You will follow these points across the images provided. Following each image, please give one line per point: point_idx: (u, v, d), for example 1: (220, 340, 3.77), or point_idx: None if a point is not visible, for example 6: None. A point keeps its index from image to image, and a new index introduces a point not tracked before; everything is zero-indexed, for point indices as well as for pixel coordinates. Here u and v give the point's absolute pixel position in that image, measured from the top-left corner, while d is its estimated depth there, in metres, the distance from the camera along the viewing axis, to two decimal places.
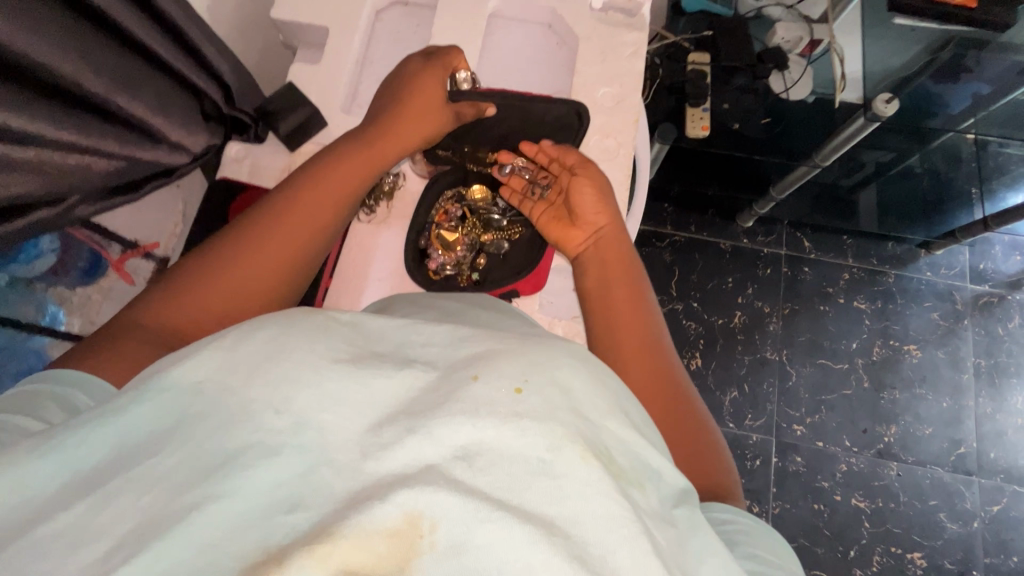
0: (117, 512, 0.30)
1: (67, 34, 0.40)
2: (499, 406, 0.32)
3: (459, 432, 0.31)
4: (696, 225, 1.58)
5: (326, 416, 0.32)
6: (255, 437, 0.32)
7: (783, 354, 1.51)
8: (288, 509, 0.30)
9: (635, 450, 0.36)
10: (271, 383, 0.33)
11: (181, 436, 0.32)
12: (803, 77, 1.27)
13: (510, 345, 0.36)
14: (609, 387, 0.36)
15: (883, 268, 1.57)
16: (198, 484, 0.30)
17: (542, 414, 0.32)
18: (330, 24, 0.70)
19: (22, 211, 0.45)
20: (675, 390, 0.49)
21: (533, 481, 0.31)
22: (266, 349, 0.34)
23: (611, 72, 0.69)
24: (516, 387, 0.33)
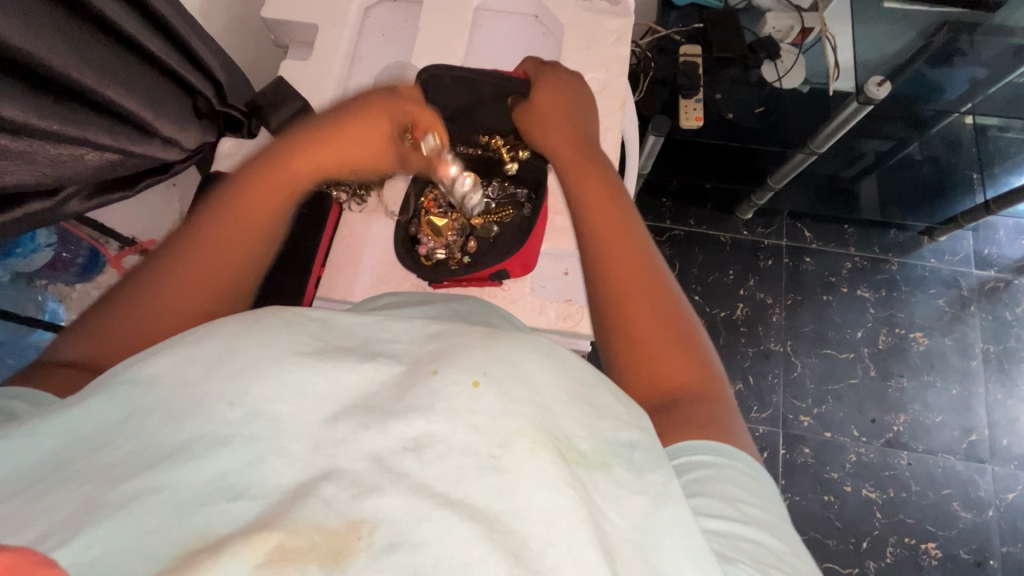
0: (52, 502, 0.27)
1: (55, 27, 0.42)
2: (452, 402, 0.30)
3: (411, 424, 0.30)
4: (696, 219, 1.58)
5: (282, 408, 0.30)
6: (205, 428, 0.29)
7: (788, 345, 1.50)
8: (231, 498, 0.28)
9: (602, 435, 0.33)
10: (228, 376, 0.31)
11: (131, 429, 0.30)
12: (796, 66, 1.26)
13: (471, 339, 0.34)
14: (571, 372, 0.34)
15: (886, 256, 1.56)
16: (137, 476, 0.28)
17: (498, 408, 0.30)
18: (320, 22, 0.72)
19: (18, 202, 0.46)
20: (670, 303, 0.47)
21: (479, 477, 0.29)
22: (231, 345, 0.32)
23: (597, 58, 0.70)
24: (473, 380, 0.31)
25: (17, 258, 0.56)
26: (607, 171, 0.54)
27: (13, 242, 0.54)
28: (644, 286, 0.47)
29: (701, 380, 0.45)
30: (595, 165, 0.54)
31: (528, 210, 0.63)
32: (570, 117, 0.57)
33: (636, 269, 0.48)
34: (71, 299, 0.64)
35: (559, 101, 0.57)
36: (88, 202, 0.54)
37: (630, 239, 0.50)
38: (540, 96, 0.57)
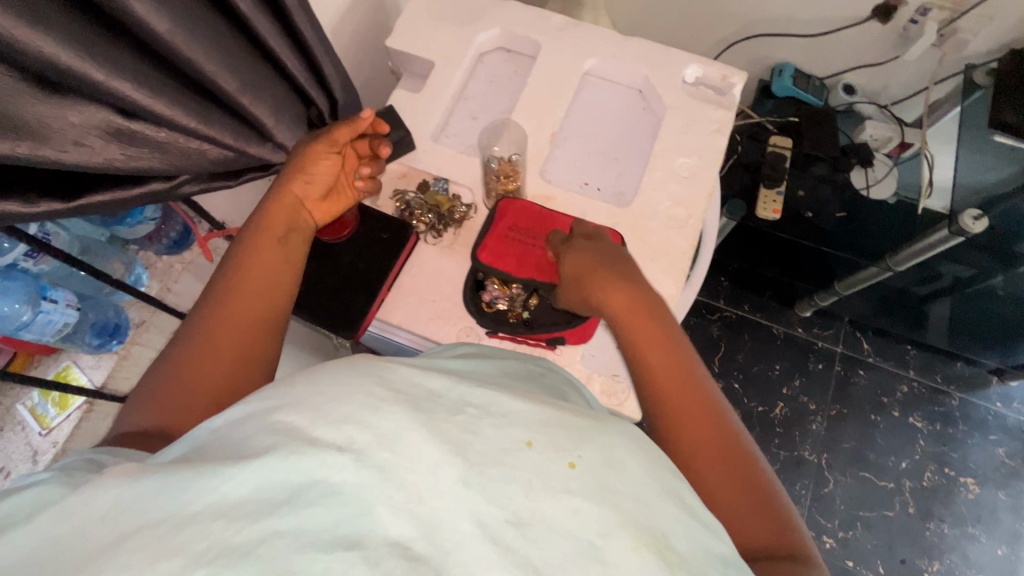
0: (190, 534, 0.28)
1: (210, 36, 0.45)
2: (552, 480, 0.32)
3: (517, 498, 0.31)
4: (751, 305, 1.54)
5: (387, 455, 0.31)
6: (319, 472, 0.30)
7: (823, 457, 1.42)
8: (349, 547, 0.28)
9: (697, 541, 0.34)
10: (337, 416, 0.32)
11: (247, 466, 0.30)
12: (888, 177, 1.25)
13: (562, 419, 0.36)
14: (657, 467, 0.36)
15: (947, 388, 1.47)
16: (262, 518, 0.29)
17: (596, 496, 0.32)
18: (437, 59, 0.76)
19: (136, 181, 0.49)
20: (737, 450, 0.46)
21: (584, 566, 0.29)
22: (330, 393, 0.33)
23: (693, 143, 0.71)
24: (569, 461, 0.33)
25: (123, 228, 0.61)
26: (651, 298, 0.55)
27: (126, 214, 0.59)
28: (705, 428, 0.47)
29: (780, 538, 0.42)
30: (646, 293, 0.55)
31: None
32: (607, 257, 0.58)
33: (701, 413, 0.47)
34: (155, 267, 0.68)
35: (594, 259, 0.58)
36: (197, 186, 0.58)
37: (686, 378, 0.49)
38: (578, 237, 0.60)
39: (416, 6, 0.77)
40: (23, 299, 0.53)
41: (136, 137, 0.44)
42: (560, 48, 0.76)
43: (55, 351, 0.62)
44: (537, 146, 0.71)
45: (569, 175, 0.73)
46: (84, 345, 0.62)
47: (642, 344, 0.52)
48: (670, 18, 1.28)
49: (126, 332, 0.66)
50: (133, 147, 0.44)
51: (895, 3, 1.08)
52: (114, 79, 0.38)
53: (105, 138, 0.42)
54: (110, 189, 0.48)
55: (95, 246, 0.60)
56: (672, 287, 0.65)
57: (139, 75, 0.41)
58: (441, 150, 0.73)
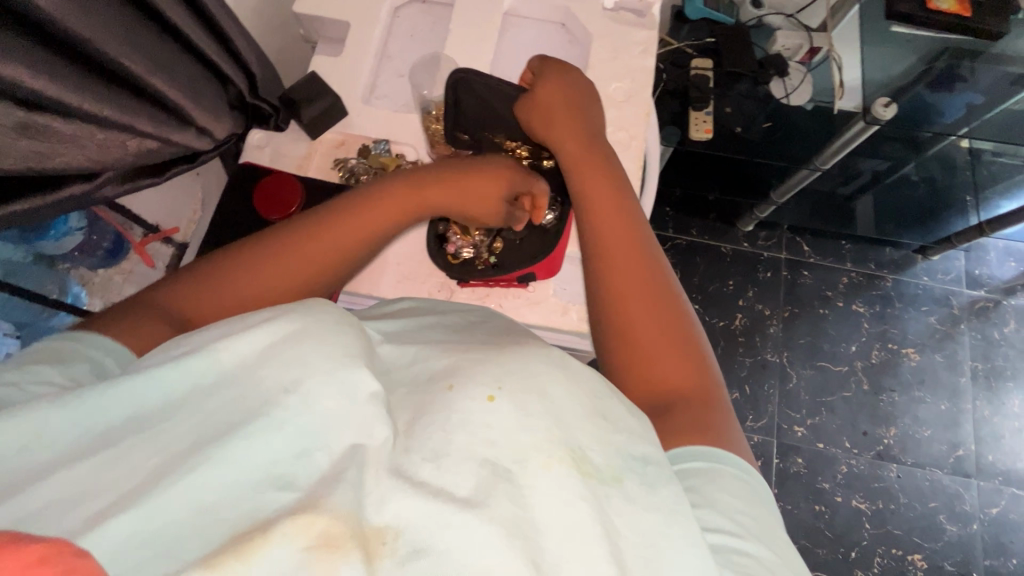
0: (124, 470, 0.31)
1: (107, 13, 0.42)
2: (472, 414, 0.34)
3: (434, 438, 0.34)
4: (698, 229, 1.61)
5: (329, 403, 0.34)
6: (258, 413, 0.33)
7: (784, 356, 1.53)
8: (280, 486, 0.31)
9: (615, 451, 0.35)
10: (284, 365, 0.34)
11: (189, 408, 0.34)
12: (803, 84, 1.29)
13: (488, 357, 0.38)
14: (584, 386, 0.37)
15: (881, 272, 1.60)
16: (197, 452, 0.32)
17: (513, 420, 0.34)
18: (352, 19, 0.72)
19: (56, 185, 0.46)
20: (668, 300, 0.50)
21: (494, 486, 0.33)
22: (288, 338, 0.35)
23: (623, 68, 0.72)
24: (488, 394, 0.35)
25: (49, 244, 0.57)
26: (611, 165, 0.57)
27: (48, 225, 0.55)
28: (640, 279, 0.50)
29: (694, 385, 0.46)
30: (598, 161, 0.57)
31: (553, 216, 0.64)
32: (576, 120, 0.60)
33: (635, 275, 0.50)
34: (92, 284, 0.63)
35: (561, 97, 0.61)
36: (120, 187, 0.54)
37: (627, 231, 0.53)
38: (543, 92, 0.60)
39: None
40: None
41: (46, 132, 0.40)
42: None
43: None
44: None
45: None
46: None
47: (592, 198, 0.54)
48: None
49: None
50: (44, 143, 0.41)
51: None
52: (10, 66, 0.35)
53: (14, 135, 0.39)
54: (28, 196, 0.44)
55: (21, 268, 0.55)
56: None
57: (39, 63, 0.37)
58: (374, 113, 0.71)
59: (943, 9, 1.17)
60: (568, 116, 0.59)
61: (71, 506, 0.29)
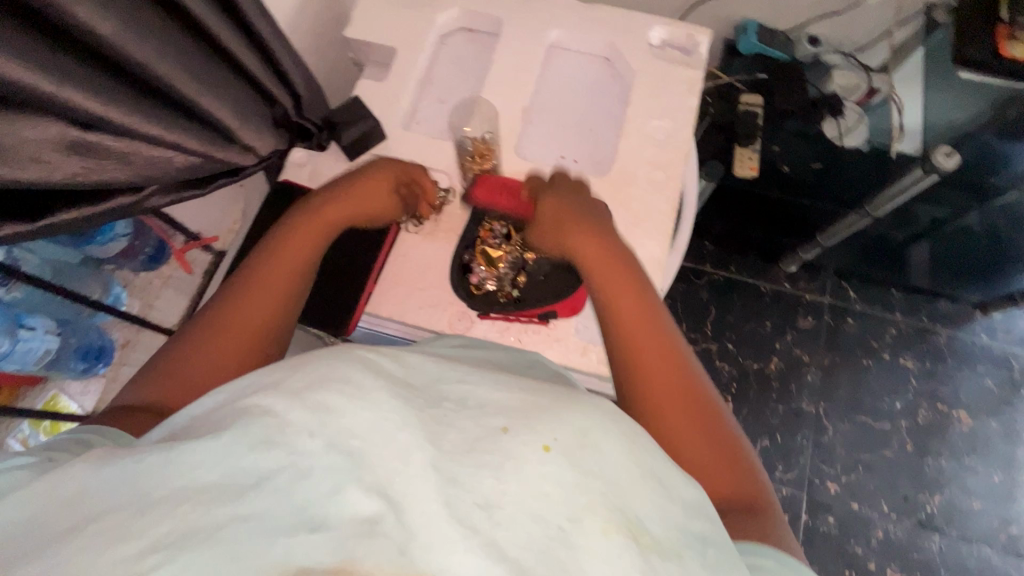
0: (156, 518, 0.30)
1: (163, 39, 0.44)
2: (526, 464, 0.33)
3: (488, 487, 0.33)
4: (737, 265, 1.56)
5: (357, 442, 0.33)
6: (288, 460, 0.32)
7: (820, 406, 1.45)
8: (311, 530, 0.31)
9: (673, 518, 0.35)
10: (314, 403, 0.34)
11: (213, 452, 0.32)
12: (858, 126, 1.24)
13: (539, 403, 0.37)
14: (640, 448, 0.37)
15: (934, 326, 1.51)
16: (229, 500, 0.31)
17: (569, 476, 0.33)
18: (399, 45, 0.74)
19: (102, 198, 0.48)
20: (701, 403, 0.48)
21: (548, 546, 0.31)
22: (314, 377, 0.35)
23: (665, 106, 0.70)
24: (544, 444, 0.34)
25: (97, 248, 0.59)
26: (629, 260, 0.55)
27: (95, 232, 0.57)
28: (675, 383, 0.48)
29: (743, 491, 0.45)
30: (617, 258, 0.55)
31: None
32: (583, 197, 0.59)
33: (664, 367, 0.49)
34: (134, 286, 0.67)
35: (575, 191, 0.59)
36: (166, 199, 0.56)
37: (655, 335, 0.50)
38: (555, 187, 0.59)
39: None
40: None
41: (96, 149, 0.43)
42: (522, 23, 0.75)
43: (40, 381, 0.60)
44: (510, 123, 0.71)
45: (544, 150, 0.72)
46: (70, 371, 0.60)
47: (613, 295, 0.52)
48: None
49: (112, 353, 0.65)
50: (95, 159, 0.43)
51: None
52: (59, 88, 0.37)
53: (66, 152, 0.41)
54: (79, 204, 0.46)
55: (69, 268, 0.58)
56: (658, 249, 0.64)
57: (93, 86, 0.39)
58: (412, 138, 0.72)
59: (1016, 57, 1.02)
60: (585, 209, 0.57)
61: (102, 558, 0.29)
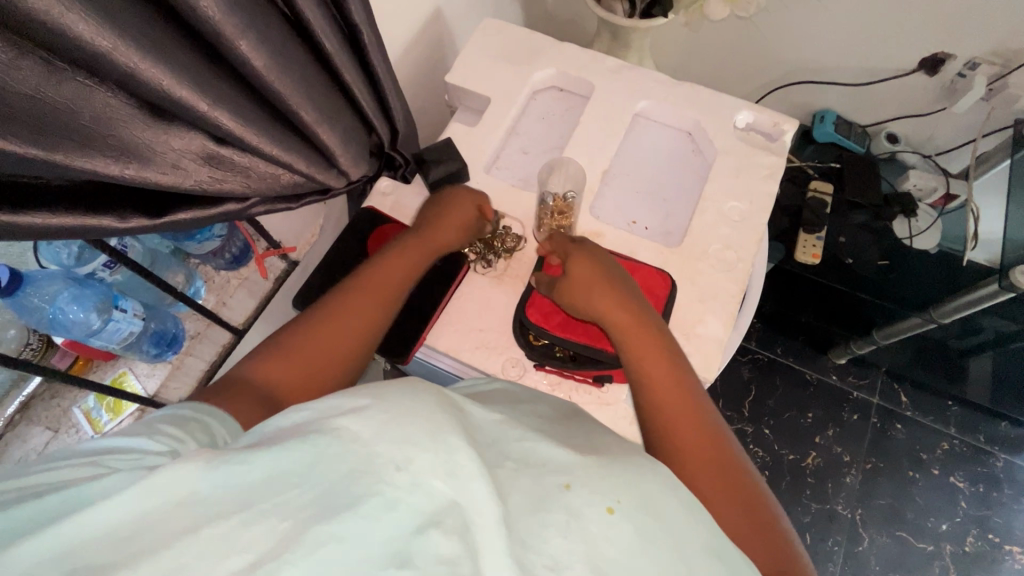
0: (260, 531, 0.32)
1: (298, 71, 0.48)
2: (591, 523, 0.36)
3: (558, 542, 0.34)
4: (783, 348, 1.52)
5: (437, 483, 0.35)
6: (376, 489, 0.34)
7: (857, 512, 1.37)
8: (397, 567, 0.31)
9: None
10: (396, 441, 0.36)
11: (312, 474, 0.34)
12: (932, 228, 1.23)
13: (600, 468, 0.40)
14: (702, 525, 0.39)
15: (991, 448, 1.42)
16: (322, 522, 0.32)
17: (633, 540, 0.36)
18: (493, 95, 0.78)
19: (215, 203, 0.51)
20: (733, 471, 0.48)
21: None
22: (394, 411, 0.37)
23: (744, 188, 0.71)
24: (608, 507, 0.37)
25: (191, 244, 0.64)
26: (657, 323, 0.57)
27: (197, 231, 0.61)
28: (708, 450, 0.49)
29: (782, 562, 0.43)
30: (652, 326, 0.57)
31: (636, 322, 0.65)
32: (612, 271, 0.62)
33: (692, 429, 0.50)
34: (213, 281, 0.71)
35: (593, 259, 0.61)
36: (263, 206, 0.60)
37: (685, 403, 0.52)
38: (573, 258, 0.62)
39: (475, 45, 0.81)
40: (92, 307, 0.55)
41: (225, 161, 0.46)
42: (613, 90, 0.78)
43: (113, 357, 0.64)
44: (589, 183, 0.73)
45: (616, 213, 0.74)
46: (142, 354, 0.64)
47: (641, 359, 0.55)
48: (712, 61, 1.30)
49: (182, 342, 0.69)
50: (221, 171, 0.46)
51: (944, 57, 1.08)
52: (216, 111, 0.41)
53: (201, 162, 0.44)
54: (190, 205, 0.49)
55: (162, 258, 0.63)
56: (721, 330, 0.64)
57: (236, 107, 0.43)
58: (493, 182, 0.75)
59: None
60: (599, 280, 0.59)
61: (216, 564, 0.30)
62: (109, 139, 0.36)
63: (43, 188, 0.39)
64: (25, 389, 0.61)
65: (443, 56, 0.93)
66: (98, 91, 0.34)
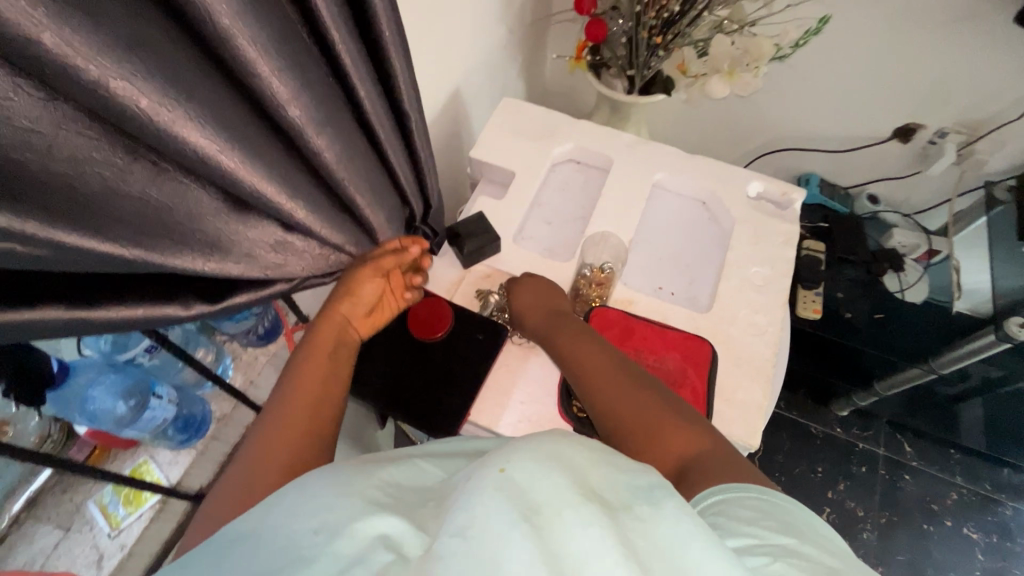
0: None
1: (360, 158, 0.49)
2: (483, 485, 0.33)
3: (460, 514, 0.32)
4: (786, 402, 1.53)
5: (355, 524, 0.35)
6: (298, 552, 0.34)
7: (879, 571, 1.34)
8: None
9: (620, 487, 0.36)
10: (310, 509, 0.37)
11: (237, 563, 0.35)
12: (920, 282, 1.30)
13: (498, 447, 0.38)
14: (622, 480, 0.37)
15: (998, 496, 1.43)
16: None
17: (523, 482, 0.33)
18: (517, 169, 0.81)
19: (266, 284, 0.49)
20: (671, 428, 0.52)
21: (523, 535, 0.30)
22: (303, 487, 0.39)
23: (764, 254, 0.74)
24: (498, 467, 0.35)
25: (227, 324, 0.63)
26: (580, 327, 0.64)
27: (235, 314, 0.60)
28: (645, 424, 0.53)
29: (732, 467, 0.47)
30: (573, 328, 0.64)
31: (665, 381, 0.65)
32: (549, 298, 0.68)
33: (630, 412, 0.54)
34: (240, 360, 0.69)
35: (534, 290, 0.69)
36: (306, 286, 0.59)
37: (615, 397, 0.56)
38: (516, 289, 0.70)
39: (496, 123, 0.85)
40: (119, 393, 0.52)
41: (289, 246, 0.46)
42: (631, 164, 0.82)
43: (133, 446, 0.61)
44: (616, 252, 0.75)
45: (644, 280, 0.77)
46: (168, 440, 0.61)
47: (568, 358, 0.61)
48: (703, 131, 1.38)
49: (208, 425, 0.66)
50: (282, 255, 0.46)
51: (914, 125, 1.19)
52: (291, 202, 0.41)
53: (269, 248, 0.44)
54: (245, 289, 0.47)
55: (194, 337, 0.62)
56: (760, 394, 0.65)
57: (307, 196, 0.44)
58: (522, 253, 0.76)
59: None
60: (535, 304, 0.67)
61: None
62: (192, 233, 0.37)
63: (111, 281, 0.38)
64: (33, 483, 0.59)
65: (460, 132, 0.96)
66: (193, 188, 0.36)
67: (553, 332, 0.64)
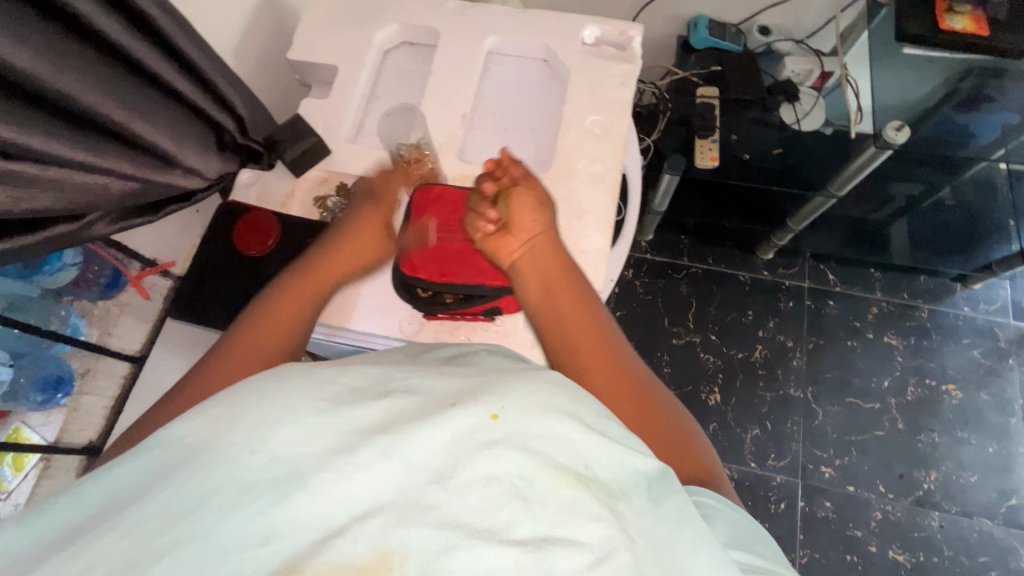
0: (101, 551, 0.34)
1: (87, 67, 0.47)
2: (475, 431, 0.39)
3: (443, 458, 0.38)
4: (714, 257, 1.57)
5: (303, 450, 0.38)
6: (236, 475, 0.37)
7: (809, 391, 1.45)
8: (265, 538, 0.35)
9: (616, 466, 0.42)
10: (250, 427, 0.39)
11: (166, 482, 0.37)
12: (815, 109, 1.27)
13: (485, 387, 0.43)
14: (584, 417, 0.43)
15: (915, 302, 1.51)
16: (189, 515, 0.35)
17: (514, 440, 0.39)
18: (339, 63, 0.76)
19: (40, 226, 0.50)
20: (641, 381, 0.55)
21: (508, 504, 0.37)
22: (246, 403, 0.40)
23: (601, 101, 0.72)
24: (491, 413, 0.40)
25: (47, 278, 0.62)
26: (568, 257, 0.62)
27: (42, 259, 0.60)
28: (611, 358, 0.55)
29: (681, 443, 0.52)
30: (563, 259, 0.61)
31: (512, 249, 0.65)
32: (544, 207, 0.62)
33: (597, 343, 0.56)
34: (92, 315, 0.68)
35: (529, 200, 0.62)
36: (113, 225, 0.58)
37: (597, 320, 0.58)
38: (512, 199, 0.62)
39: (309, 15, 0.78)
40: None
41: (22, 177, 0.45)
42: (459, 32, 0.77)
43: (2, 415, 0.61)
44: (451, 128, 0.73)
45: (489, 154, 0.75)
46: (27, 403, 0.61)
47: (556, 277, 0.60)
48: None
49: (72, 383, 0.65)
50: (21, 187, 0.45)
51: None
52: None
53: None
54: (16, 233, 0.49)
55: (27, 301, 0.60)
56: (602, 240, 0.66)
57: (22, 119, 0.42)
58: (358, 150, 0.73)
59: (955, 29, 1.05)
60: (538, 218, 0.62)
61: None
62: None
63: None
64: None
65: (289, 36, 0.89)
66: None
67: (540, 252, 0.61)
